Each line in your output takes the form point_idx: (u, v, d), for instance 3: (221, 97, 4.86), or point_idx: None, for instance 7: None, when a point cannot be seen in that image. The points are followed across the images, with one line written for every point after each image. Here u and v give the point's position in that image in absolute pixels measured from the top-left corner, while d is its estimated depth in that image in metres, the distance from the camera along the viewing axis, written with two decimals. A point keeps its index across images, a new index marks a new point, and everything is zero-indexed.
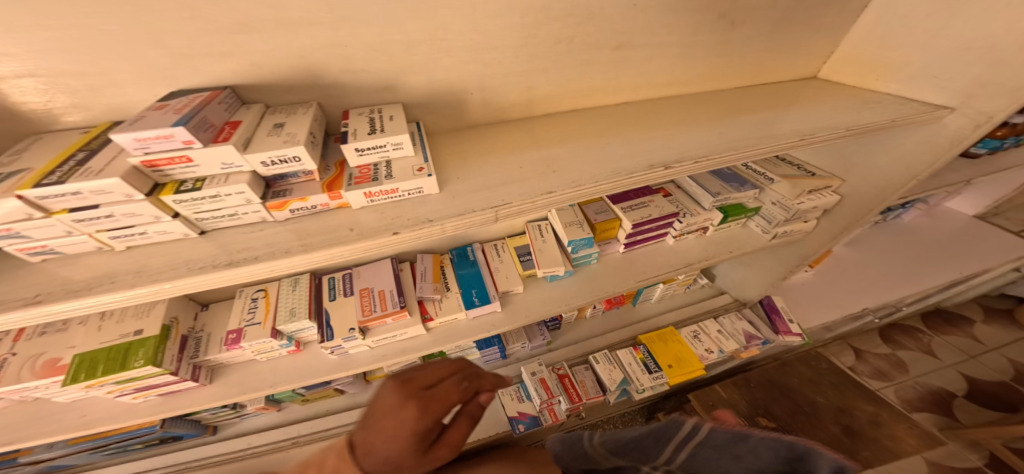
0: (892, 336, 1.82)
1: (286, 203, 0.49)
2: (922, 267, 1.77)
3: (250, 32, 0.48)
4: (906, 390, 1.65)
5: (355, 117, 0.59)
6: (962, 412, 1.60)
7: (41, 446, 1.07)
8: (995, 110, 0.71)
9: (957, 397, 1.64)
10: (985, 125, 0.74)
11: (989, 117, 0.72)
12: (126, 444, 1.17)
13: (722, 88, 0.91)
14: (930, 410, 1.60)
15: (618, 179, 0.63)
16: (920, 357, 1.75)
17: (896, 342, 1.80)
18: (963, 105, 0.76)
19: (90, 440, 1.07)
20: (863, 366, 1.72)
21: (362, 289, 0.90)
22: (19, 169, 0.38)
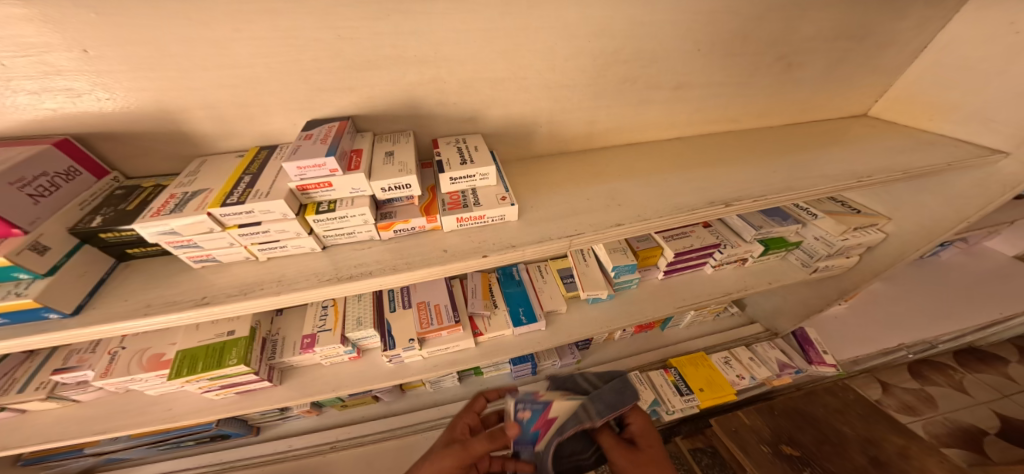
0: (920, 371, 1.74)
1: (392, 224, 0.56)
2: (963, 306, 1.73)
3: (376, 70, 0.55)
4: (935, 425, 1.57)
5: (445, 146, 0.66)
6: (993, 448, 1.49)
7: (106, 439, 1.16)
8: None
9: (988, 434, 1.52)
10: None
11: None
12: (181, 441, 1.25)
13: (771, 125, 0.96)
14: (961, 446, 1.49)
15: (681, 213, 0.67)
16: (950, 394, 1.67)
17: (924, 378, 1.72)
18: (1018, 150, 0.78)
19: (153, 434, 1.16)
20: (890, 401, 1.64)
21: (418, 303, 0.95)
22: (200, 189, 0.44)
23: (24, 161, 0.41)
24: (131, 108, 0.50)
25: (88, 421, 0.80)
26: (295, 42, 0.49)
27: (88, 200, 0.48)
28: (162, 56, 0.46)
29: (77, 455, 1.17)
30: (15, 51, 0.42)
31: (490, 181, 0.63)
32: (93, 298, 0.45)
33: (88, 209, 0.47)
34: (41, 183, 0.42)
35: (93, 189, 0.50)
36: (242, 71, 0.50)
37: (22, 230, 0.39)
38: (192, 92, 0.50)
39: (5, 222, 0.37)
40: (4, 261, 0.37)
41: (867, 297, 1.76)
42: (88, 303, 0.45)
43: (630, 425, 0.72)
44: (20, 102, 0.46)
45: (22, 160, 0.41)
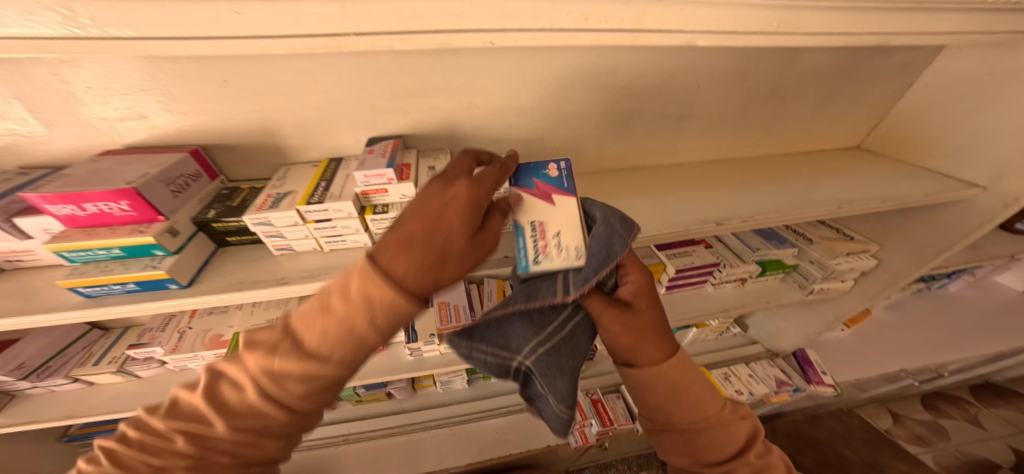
0: (936, 404, 1.75)
1: None
2: (971, 338, 1.73)
3: (425, 98, 0.67)
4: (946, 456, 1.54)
5: None
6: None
7: None
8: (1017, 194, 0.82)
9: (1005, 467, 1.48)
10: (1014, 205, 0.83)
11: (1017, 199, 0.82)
12: None
13: (769, 154, 1.05)
14: None
15: (677, 229, 0.76)
16: (964, 426, 1.67)
17: (939, 410, 1.73)
18: (994, 185, 0.85)
19: None
20: (901, 432, 1.64)
21: (439, 303, 1.04)
22: (289, 190, 0.56)
23: (171, 165, 0.51)
24: (233, 124, 0.62)
25: (144, 394, 0.90)
26: (366, 77, 0.61)
27: (205, 198, 0.57)
28: (264, 86, 0.58)
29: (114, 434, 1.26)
30: (160, 79, 0.55)
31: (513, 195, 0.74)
32: (201, 275, 0.56)
33: (204, 204, 0.57)
34: (179, 182, 0.52)
35: (208, 189, 0.59)
36: (322, 98, 0.62)
37: (165, 217, 0.49)
38: (280, 113, 0.62)
39: (154, 210, 0.48)
40: (151, 239, 0.48)
41: (871, 324, 1.79)
42: (198, 279, 0.55)
43: (626, 283, 0.59)
44: (155, 118, 0.59)
45: (170, 164, 0.51)
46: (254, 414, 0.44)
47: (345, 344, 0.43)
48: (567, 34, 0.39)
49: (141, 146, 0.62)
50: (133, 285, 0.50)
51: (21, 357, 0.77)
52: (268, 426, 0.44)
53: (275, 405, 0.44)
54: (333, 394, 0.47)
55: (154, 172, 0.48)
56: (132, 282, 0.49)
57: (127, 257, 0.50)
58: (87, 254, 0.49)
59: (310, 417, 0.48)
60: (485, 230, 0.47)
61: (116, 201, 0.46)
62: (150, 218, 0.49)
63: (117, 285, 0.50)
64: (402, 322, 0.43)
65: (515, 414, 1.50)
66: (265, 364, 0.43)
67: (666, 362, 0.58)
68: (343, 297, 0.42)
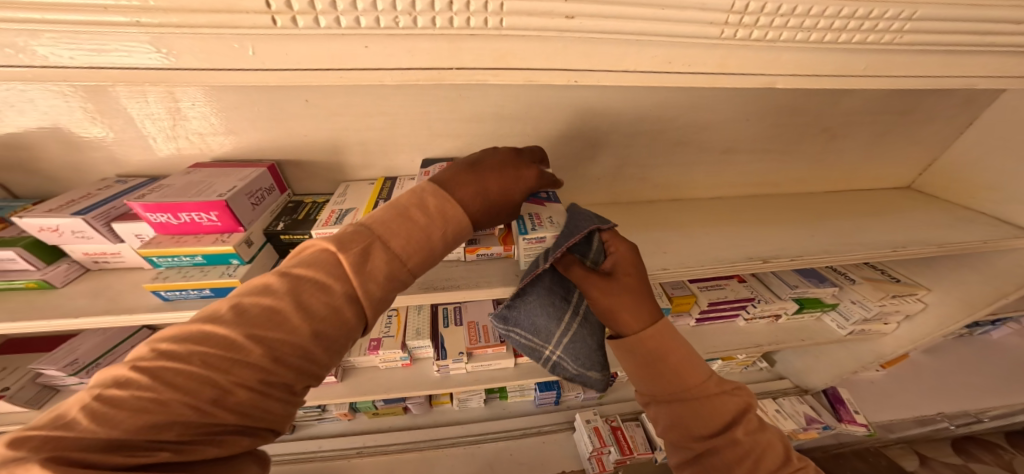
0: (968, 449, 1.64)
1: (476, 249, 0.68)
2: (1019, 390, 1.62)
3: (482, 124, 0.70)
4: None
5: None
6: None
7: None
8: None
9: None
10: None
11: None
12: None
13: (811, 190, 1.03)
14: None
15: (723, 264, 0.76)
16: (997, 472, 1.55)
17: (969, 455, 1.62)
18: None
19: None
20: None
21: (468, 322, 1.04)
22: (351, 207, 0.58)
23: (254, 178, 0.53)
24: (300, 142, 0.65)
25: None
26: (430, 103, 0.64)
27: (276, 209, 0.60)
28: (336, 108, 0.62)
29: None
30: (244, 99, 0.59)
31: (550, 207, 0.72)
32: None
33: (275, 216, 0.59)
34: (258, 194, 0.55)
35: (279, 202, 0.62)
36: (387, 121, 0.65)
37: (244, 227, 0.52)
38: (345, 135, 0.66)
39: (237, 220, 0.50)
40: (231, 248, 0.49)
41: (908, 367, 1.70)
42: None
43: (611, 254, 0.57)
44: (237, 133, 0.63)
45: (253, 178, 0.53)
46: (171, 414, 0.29)
47: (362, 287, 0.36)
48: (648, 76, 0.39)
49: (217, 159, 0.67)
50: (208, 291, 0.52)
51: (76, 352, 0.80)
52: (187, 434, 0.30)
53: (221, 394, 0.31)
54: (307, 381, 0.36)
55: (240, 185, 0.51)
56: (208, 288, 0.51)
57: (207, 264, 0.52)
58: (172, 260, 0.51)
59: (241, 432, 0.33)
60: (507, 208, 0.49)
61: (206, 212, 0.48)
62: (231, 228, 0.51)
63: (193, 291, 0.52)
64: (427, 264, 0.41)
65: (532, 437, 1.47)
66: (231, 324, 0.32)
67: (655, 326, 0.52)
68: (254, 303, 0.34)
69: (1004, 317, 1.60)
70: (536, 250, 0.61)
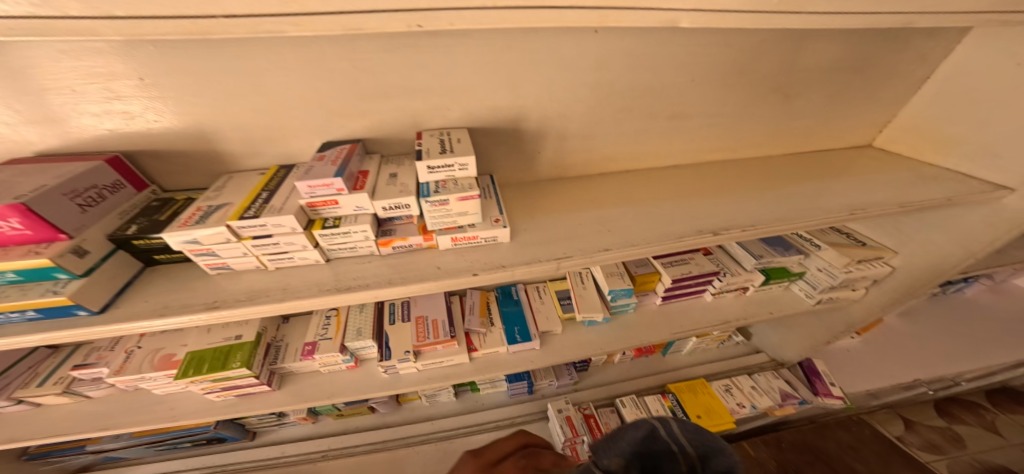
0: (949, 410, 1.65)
1: (391, 241, 0.59)
2: (991, 345, 1.64)
3: (389, 98, 0.64)
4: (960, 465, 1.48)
5: (428, 137, 0.65)
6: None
7: (109, 436, 1.20)
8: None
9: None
10: None
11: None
12: (178, 444, 1.27)
13: (772, 155, 0.98)
14: None
15: (669, 240, 0.71)
16: (980, 434, 1.58)
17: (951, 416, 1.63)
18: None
19: (151, 435, 1.20)
20: (913, 439, 1.54)
21: (417, 317, 0.98)
22: (223, 203, 0.50)
23: (78, 177, 0.50)
24: (176, 127, 0.59)
25: (92, 417, 0.81)
26: (321, 76, 0.58)
27: (127, 210, 0.58)
28: (213, 85, 0.55)
29: (79, 452, 1.20)
30: (98, 80, 0.52)
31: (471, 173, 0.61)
32: (120, 298, 0.53)
33: (126, 218, 0.57)
34: (90, 194, 0.51)
35: (133, 201, 0.60)
36: (275, 97, 0.58)
37: (69, 235, 0.48)
38: (231, 120, 0.60)
39: (55, 228, 0.46)
40: (49, 261, 0.45)
41: (883, 331, 1.70)
42: (116, 302, 0.53)
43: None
44: (106, 123, 0.57)
45: (76, 176, 0.50)
46: None
47: None
48: None
49: (81, 154, 0.59)
50: (33, 313, 0.48)
51: None
52: None
53: None
54: None
55: (54, 185, 0.47)
56: (31, 309, 0.47)
57: (26, 281, 0.47)
58: None
59: None
60: None
61: (5, 220, 0.44)
62: (51, 237, 0.47)
63: (14, 314, 0.47)
64: None
65: (505, 429, 1.44)
66: None
67: None
68: None
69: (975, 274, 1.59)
70: (442, 214, 0.60)
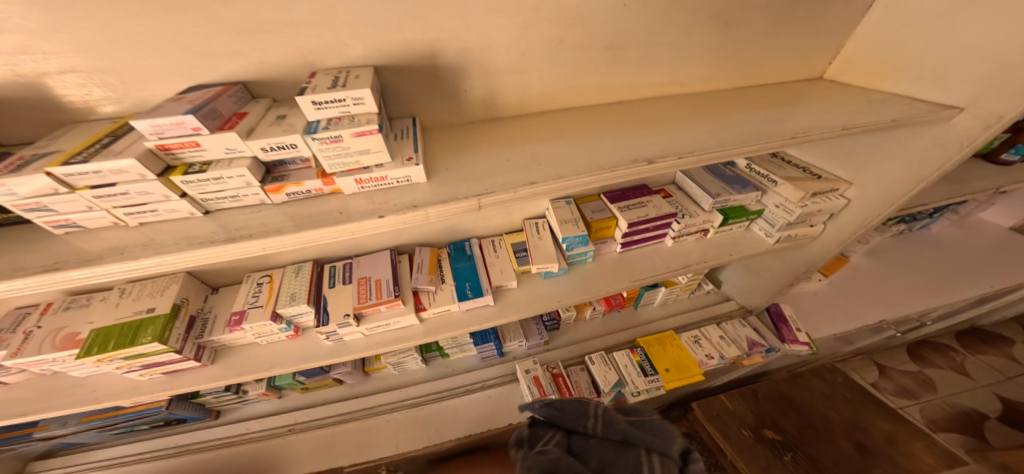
0: (922, 354, 1.97)
1: (282, 187, 0.54)
2: (951, 276, 1.68)
3: (267, 33, 0.57)
4: (931, 409, 1.75)
5: (322, 76, 0.59)
6: (993, 433, 1.64)
7: (54, 424, 1.24)
8: (1004, 110, 0.70)
9: (989, 418, 1.68)
10: (995, 126, 0.72)
11: (1000, 116, 0.70)
12: (132, 426, 1.33)
13: (723, 89, 0.93)
14: (957, 430, 1.66)
15: (602, 170, 0.69)
16: (950, 376, 1.86)
17: (924, 361, 1.94)
18: (972, 105, 0.74)
19: (100, 418, 1.25)
20: (885, 383, 1.87)
21: (359, 278, 0.97)
22: (51, 151, 0.48)
23: None
24: (24, 75, 0.54)
25: (16, 402, 0.84)
26: (169, 4, 0.51)
27: None
28: (41, 13, 0.49)
29: (29, 439, 1.23)
30: None
31: (370, 110, 0.54)
32: None
33: None
34: None
35: None
36: (125, 30, 0.53)
37: None
38: (58, 57, 0.53)
39: None
40: None
41: (849, 270, 1.73)
42: None
43: None
44: None
45: None
46: None
47: None
48: None
49: None
50: None
51: None
52: None
53: None
54: None
55: None
56: None
57: None
58: None
59: None
60: None
61: None
62: None
63: None
64: None
65: (476, 392, 1.47)
66: None
67: None
68: None
69: (940, 208, 1.59)
70: (338, 154, 0.53)
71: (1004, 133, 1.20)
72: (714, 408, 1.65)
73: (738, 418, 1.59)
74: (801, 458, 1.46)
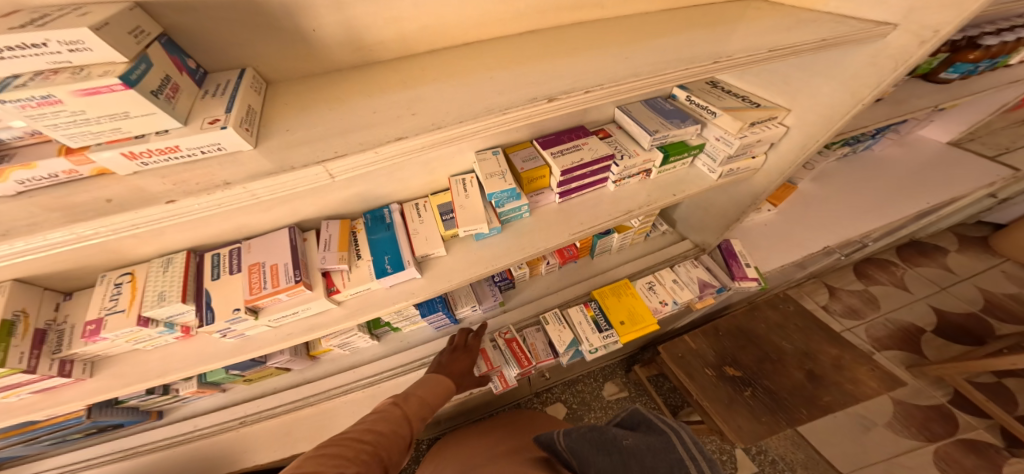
0: (869, 273, 2.18)
1: (5, 171, 0.42)
2: (896, 195, 1.67)
3: None
4: (876, 328, 2.00)
5: (22, 14, 0.41)
6: (929, 347, 1.91)
7: None
8: (940, 23, 0.62)
9: (925, 332, 1.95)
10: (931, 42, 0.63)
11: (935, 31, 0.62)
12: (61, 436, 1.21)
13: (647, 12, 0.79)
14: (897, 346, 1.93)
15: (490, 114, 0.55)
16: (892, 292, 2.09)
17: (869, 278, 2.15)
18: (906, 20, 0.65)
19: (18, 434, 1.11)
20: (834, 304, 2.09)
21: (251, 264, 0.83)
22: None
23: None
24: None
25: None
26: None
27: None
28: None
29: None
30: None
31: (111, 58, 0.39)
32: None
33: None
34: None
35: None
36: None
37: None
38: None
39: None
40: None
41: (799, 200, 1.70)
42: None
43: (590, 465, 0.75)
44: None
45: None
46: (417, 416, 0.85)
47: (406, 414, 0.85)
48: None
49: None
50: None
51: None
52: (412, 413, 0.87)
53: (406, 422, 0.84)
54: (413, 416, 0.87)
55: None
56: None
57: None
58: None
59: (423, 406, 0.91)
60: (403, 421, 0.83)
61: None
62: None
63: None
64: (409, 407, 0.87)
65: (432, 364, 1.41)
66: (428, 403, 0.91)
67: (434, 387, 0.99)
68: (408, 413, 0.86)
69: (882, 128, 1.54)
70: (66, 120, 0.39)
71: (943, 53, 1.11)
72: (679, 350, 1.71)
73: (700, 358, 1.64)
74: (759, 391, 1.51)
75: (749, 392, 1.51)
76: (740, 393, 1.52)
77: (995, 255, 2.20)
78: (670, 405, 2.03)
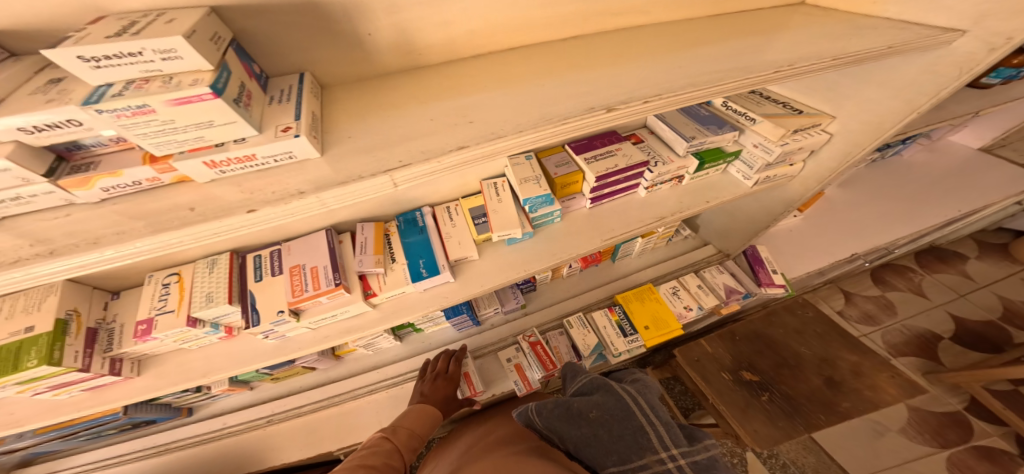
0: (886, 278, 2.14)
1: (90, 180, 0.43)
2: (924, 203, 1.65)
3: None
4: (892, 333, 1.97)
5: (108, 22, 0.41)
6: (946, 354, 1.89)
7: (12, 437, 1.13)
8: (1013, 30, 0.60)
9: (943, 339, 1.93)
10: (1001, 50, 0.62)
11: (1008, 38, 0.60)
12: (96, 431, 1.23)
13: (693, 18, 0.78)
14: (915, 353, 1.90)
15: (549, 123, 0.55)
16: (910, 298, 2.06)
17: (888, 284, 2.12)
18: (975, 26, 0.64)
19: (56, 429, 1.14)
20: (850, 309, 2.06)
21: (291, 267, 0.84)
22: None
23: None
24: None
25: None
26: None
27: None
28: None
29: None
30: None
31: (198, 67, 0.39)
32: None
33: None
34: None
35: None
36: None
37: None
38: None
39: None
40: None
41: (824, 205, 1.68)
42: None
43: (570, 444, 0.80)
44: None
45: None
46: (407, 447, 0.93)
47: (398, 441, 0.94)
48: None
49: None
50: None
51: None
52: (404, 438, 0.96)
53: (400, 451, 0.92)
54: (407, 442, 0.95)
55: None
56: None
57: None
58: None
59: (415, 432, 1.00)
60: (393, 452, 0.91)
61: None
62: None
63: None
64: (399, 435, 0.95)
65: None
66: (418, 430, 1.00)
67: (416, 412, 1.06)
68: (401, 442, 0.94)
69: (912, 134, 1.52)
70: (151, 129, 0.39)
71: None
72: (694, 353, 1.69)
73: (717, 361, 1.63)
74: (777, 396, 1.50)
75: (766, 397, 1.50)
76: (757, 397, 1.51)
77: (1012, 261, 2.16)
78: (682, 408, 2.02)
